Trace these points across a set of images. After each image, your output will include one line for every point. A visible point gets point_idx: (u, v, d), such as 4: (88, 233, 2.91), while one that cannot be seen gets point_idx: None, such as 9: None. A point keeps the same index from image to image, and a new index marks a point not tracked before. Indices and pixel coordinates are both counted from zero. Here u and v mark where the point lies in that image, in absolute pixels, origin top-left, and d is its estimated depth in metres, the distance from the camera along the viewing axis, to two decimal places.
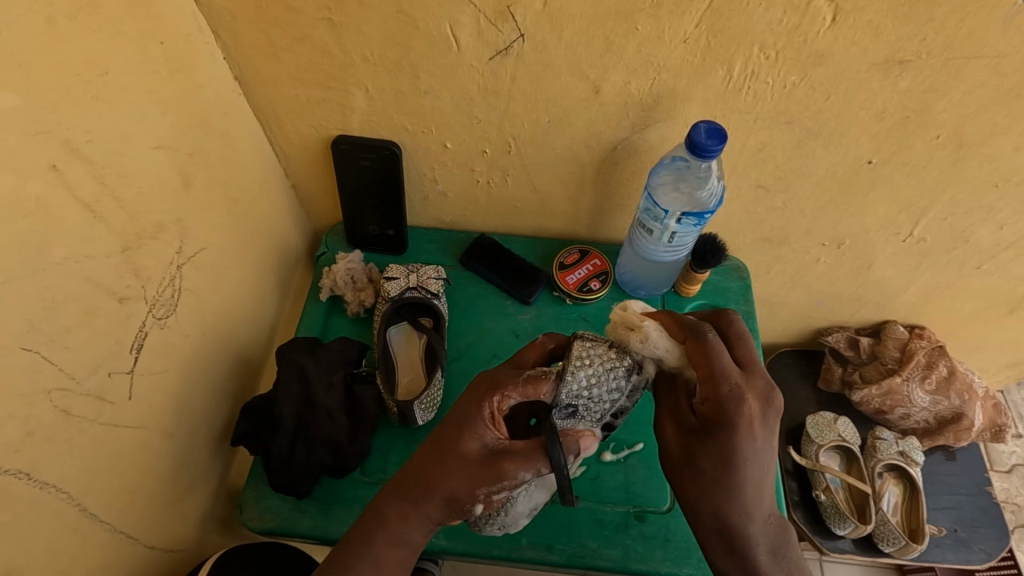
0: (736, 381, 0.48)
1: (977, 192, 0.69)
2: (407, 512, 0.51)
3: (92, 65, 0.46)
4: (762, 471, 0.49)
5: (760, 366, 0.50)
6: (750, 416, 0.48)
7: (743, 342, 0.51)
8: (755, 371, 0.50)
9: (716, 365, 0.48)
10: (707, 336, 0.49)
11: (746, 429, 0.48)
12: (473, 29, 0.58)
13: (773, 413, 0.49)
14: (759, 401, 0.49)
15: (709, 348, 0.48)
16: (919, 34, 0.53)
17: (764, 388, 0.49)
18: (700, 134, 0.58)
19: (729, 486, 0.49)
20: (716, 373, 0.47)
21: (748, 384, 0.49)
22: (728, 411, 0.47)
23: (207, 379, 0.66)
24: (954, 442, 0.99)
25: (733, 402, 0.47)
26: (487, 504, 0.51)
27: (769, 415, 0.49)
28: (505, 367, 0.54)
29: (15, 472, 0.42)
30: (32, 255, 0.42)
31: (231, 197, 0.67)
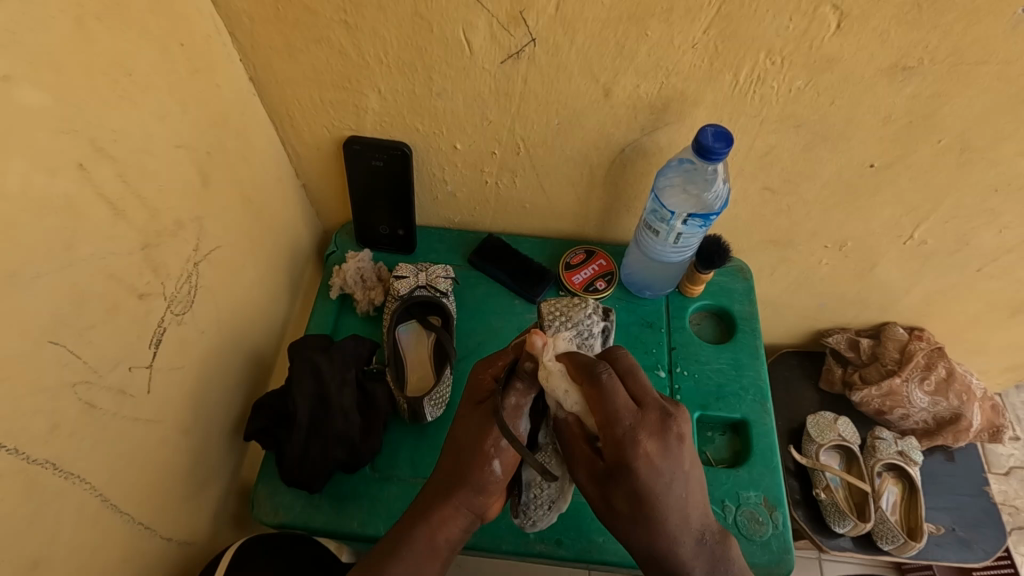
0: (628, 421, 0.47)
1: (979, 196, 0.70)
2: (444, 511, 0.53)
3: (117, 66, 0.47)
4: (680, 501, 0.49)
5: (654, 398, 0.49)
6: (649, 453, 0.47)
7: (635, 377, 0.51)
8: (649, 403, 0.49)
9: (614, 405, 0.47)
10: (600, 376, 0.48)
11: (648, 467, 0.47)
12: (487, 33, 0.59)
13: (676, 439, 0.48)
14: (653, 437, 0.47)
15: (601, 389, 0.48)
16: (924, 41, 0.55)
17: (659, 419, 0.48)
18: (710, 136, 0.60)
19: (651, 524, 0.48)
20: (609, 414, 0.47)
21: (640, 422, 0.47)
22: (629, 453, 0.47)
23: (221, 375, 0.67)
24: (953, 442, 1.00)
25: (630, 443, 0.47)
26: (502, 461, 0.54)
27: (671, 444, 0.48)
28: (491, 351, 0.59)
29: (42, 462, 0.44)
30: (60, 250, 0.43)
31: (246, 195, 0.68)
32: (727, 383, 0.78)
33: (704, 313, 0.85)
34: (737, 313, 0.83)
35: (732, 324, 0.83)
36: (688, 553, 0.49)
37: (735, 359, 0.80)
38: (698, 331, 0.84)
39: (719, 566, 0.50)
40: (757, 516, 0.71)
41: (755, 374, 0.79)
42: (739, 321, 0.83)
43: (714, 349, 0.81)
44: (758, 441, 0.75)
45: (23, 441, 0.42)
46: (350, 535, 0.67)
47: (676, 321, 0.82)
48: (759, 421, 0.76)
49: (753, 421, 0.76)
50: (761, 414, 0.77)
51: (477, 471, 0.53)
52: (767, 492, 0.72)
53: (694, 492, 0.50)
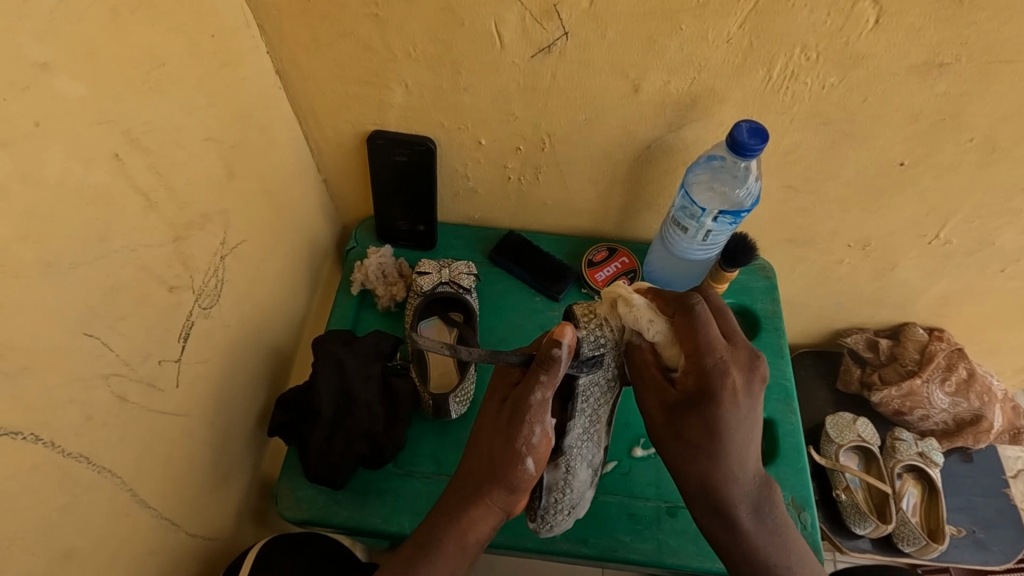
0: (719, 347, 0.53)
1: (1006, 196, 0.70)
2: (479, 510, 0.53)
3: (151, 56, 0.47)
4: (746, 441, 0.54)
5: (739, 334, 0.56)
6: (734, 386, 0.53)
7: (722, 315, 0.56)
8: (737, 339, 0.55)
9: (705, 336, 0.53)
10: (695, 306, 0.53)
11: (731, 405, 0.53)
12: (518, 27, 0.58)
13: (758, 377, 0.55)
14: (741, 370, 0.54)
15: (700, 319, 0.53)
16: (960, 37, 0.54)
17: (749, 358, 0.55)
18: (741, 133, 0.59)
19: (712, 452, 0.54)
20: (701, 345, 0.53)
21: (733, 357, 0.54)
22: (717, 385, 0.53)
23: (244, 370, 0.66)
24: (973, 443, 1.00)
25: (718, 371, 0.53)
26: (535, 457, 0.53)
27: (755, 383, 0.55)
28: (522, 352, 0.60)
29: (75, 455, 0.43)
30: (95, 241, 0.43)
31: (270, 190, 0.68)
32: None
33: (726, 312, 0.85)
34: (759, 311, 0.82)
35: (754, 323, 0.83)
36: (743, 487, 0.55)
37: None
38: None
39: (764, 503, 0.56)
40: (784, 516, 0.70)
41: (779, 373, 0.79)
42: (762, 320, 0.82)
43: None
44: (784, 440, 0.74)
45: (57, 434, 0.41)
46: (373, 531, 0.67)
47: None
48: (783, 420, 0.76)
49: (778, 420, 0.76)
50: (785, 414, 0.76)
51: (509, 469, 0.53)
52: (793, 492, 0.71)
53: (756, 430, 0.55)
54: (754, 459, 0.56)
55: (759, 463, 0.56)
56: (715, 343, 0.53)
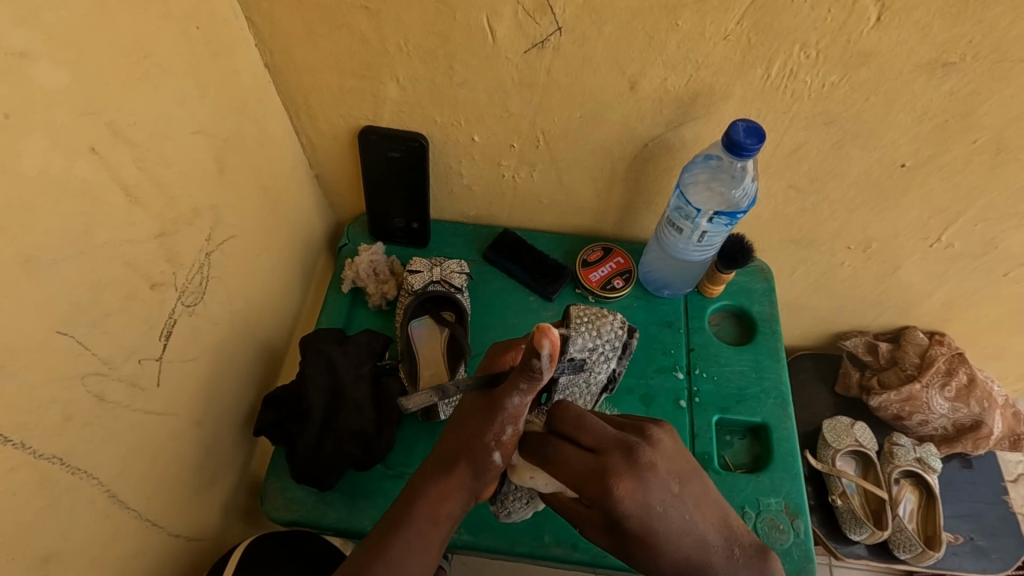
0: (594, 471, 0.47)
1: (1012, 199, 0.68)
2: (445, 487, 0.51)
3: (136, 47, 0.45)
4: (695, 538, 0.47)
5: (615, 440, 0.49)
6: (629, 495, 0.46)
7: (586, 425, 0.50)
8: (609, 447, 0.49)
9: (575, 466, 0.49)
10: (568, 419, 0.51)
11: (638, 507, 0.46)
12: (513, 21, 0.57)
13: (646, 468, 0.47)
14: (627, 478, 0.47)
15: (559, 463, 0.49)
16: (968, 36, 0.53)
17: (624, 459, 0.47)
18: (741, 132, 0.58)
19: (665, 567, 0.47)
20: (575, 481, 0.48)
21: (609, 467, 0.47)
22: (606, 500, 0.46)
23: (232, 369, 0.65)
24: (973, 450, 0.98)
25: (603, 489, 0.47)
26: (502, 450, 0.51)
27: (644, 476, 0.47)
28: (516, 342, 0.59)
29: (53, 457, 0.42)
30: (74, 237, 0.42)
31: (260, 185, 0.67)
32: (747, 386, 0.76)
33: (723, 313, 0.84)
34: (757, 314, 0.81)
35: (752, 325, 0.81)
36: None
37: (756, 361, 0.78)
38: (716, 332, 0.82)
39: None
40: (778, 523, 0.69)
41: (775, 377, 0.77)
42: (759, 322, 0.81)
43: (734, 351, 0.79)
44: (780, 446, 0.73)
45: (34, 435, 0.40)
46: (362, 534, 0.66)
47: (695, 322, 0.80)
48: (779, 425, 0.74)
49: (774, 425, 0.75)
50: (781, 418, 0.75)
51: (472, 459, 0.51)
52: (787, 499, 0.70)
53: (699, 513, 0.48)
54: (714, 525, 0.49)
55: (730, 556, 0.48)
56: (605, 435, 0.49)
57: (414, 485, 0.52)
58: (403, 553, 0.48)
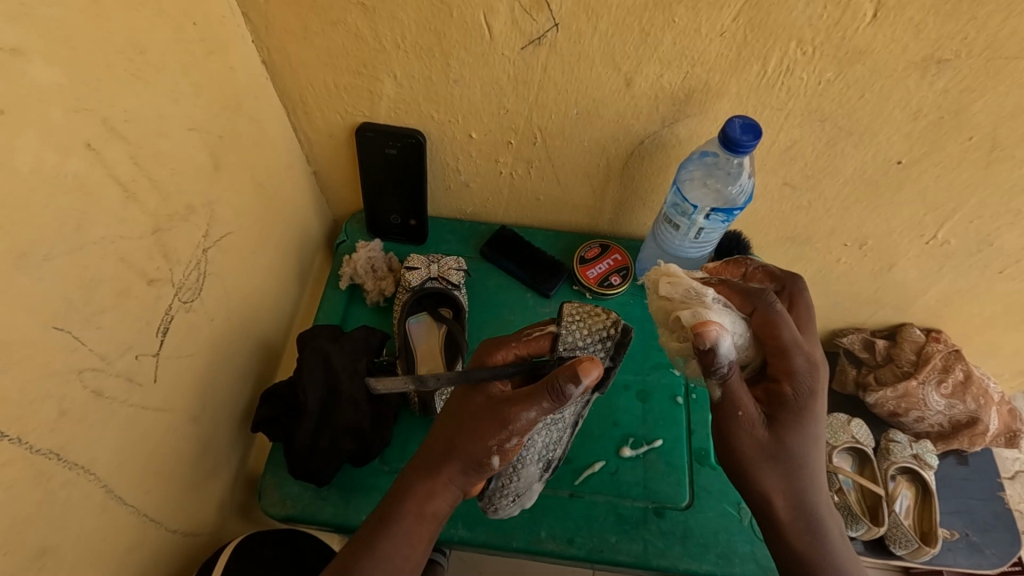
0: (793, 347, 0.53)
1: (1006, 197, 0.69)
2: (434, 486, 0.52)
3: (130, 43, 0.46)
4: (822, 467, 0.54)
5: (810, 343, 0.55)
6: (816, 380, 0.53)
7: (786, 321, 0.54)
8: (805, 346, 0.54)
9: (786, 334, 0.53)
10: (774, 306, 0.55)
11: (817, 396, 0.53)
12: (509, 18, 0.57)
13: (828, 384, 0.54)
14: (818, 369, 0.53)
15: (779, 318, 0.54)
16: (961, 33, 0.53)
17: (817, 359, 0.54)
18: (735, 129, 0.58)
19: (805, 457, 0.52)
20: (789, 342, 0.53)
21: (812, 352, 0.54)
22: (801, 376, 0.52)
23: (229, 365, 0.66)
24: (969, 446, 0.99)
25: (807, 370, 0.52)
26: (503, 455, 0.52)
27: (825, 393, 0.54)
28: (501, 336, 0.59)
29: (49, 452, 0.42)
30: (69, 233, 0.42)
31: (257, 181, 0.67)
32: None
33: None
34: None
35: None
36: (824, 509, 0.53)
37: None
38: None
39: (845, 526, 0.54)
40: None
41: None
42: None
43: None
44: None
45: (30, 430, 0.40)
46: (359, 529, 0.66)
47: None
48: None
49: None
50: None
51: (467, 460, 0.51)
52: None
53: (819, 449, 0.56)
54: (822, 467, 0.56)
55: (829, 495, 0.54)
56: (803, 337, 0.55)
57: (401, 485, 0.53)
58: (390, 551, 0.49)
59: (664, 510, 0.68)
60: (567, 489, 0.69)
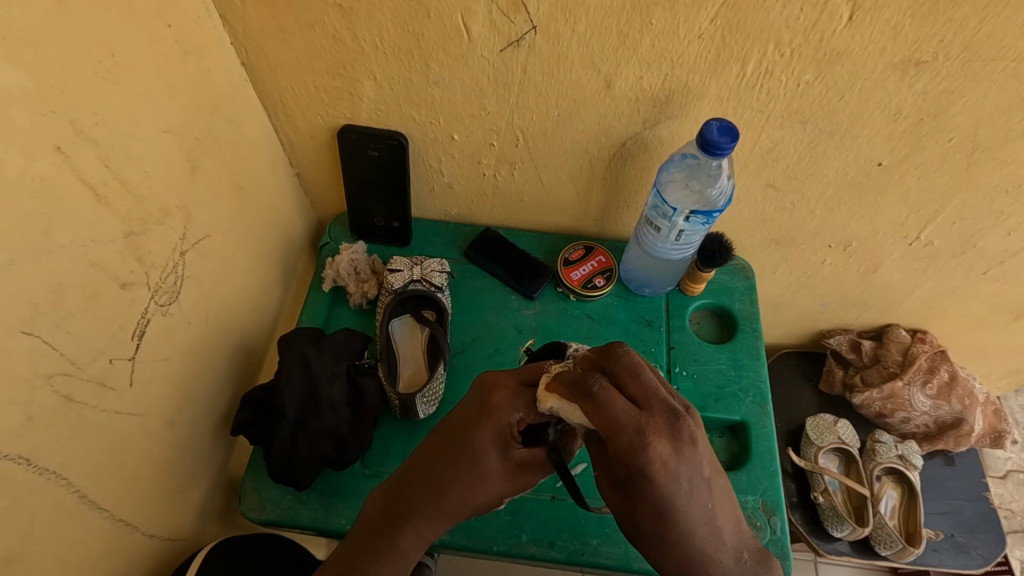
0: (633, 426, 0.41)
1: (988, 198, 0.69)
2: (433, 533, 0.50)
3: (100, 45, 0.45)
4: (716, 542, 0.42)
5: (662, 397, 0.42)
6: (662, 456, 0.40)
7: (638, 375, 0.43)
8: (656, 405, 0.42)
9: (614, 415, 0.41)
10: (592, 386, 0.43)
11: (667, 475, 0.40)
12: (486, 20, 0.57)
13: (688, 441, 0.41)
14: (665, 439, 0.41)
15: (598, 399, 0.42)
16: (938, 35, 0.53)
17: (668, 421, 0.41)
18: (713, 131, 0.58)
19: (683, 545, 0.41)
20: (612, 423, 0.41)
21: (646, 424, 0.41)
22: (639, 460, 0.40)
23: (208, 368, 0.65)
24: (955, 446, 0.99)
25: (638, 450, 0.40)
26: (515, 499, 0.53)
27: (683, 448, 0.41)
28: (507, 375, 0.54)
29: (16, 458, 0.42)
30: (37, 237, 0.42)
31: (236, 183, 0.66)
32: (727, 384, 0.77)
33: (704, 312, 0.84)
34: (737, 312, 0.81)
35: (732, 324, 0.82)
36: None
37: (735, 360, 0.79)
38: (698, 330, 0.82)
39: None
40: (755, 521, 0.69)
41: (755, 375, 0.78)
42: (739, 321, 0.81)
43: (714, 349, 0.79)
44: (757, 443, 0.74)
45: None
46: (339, 533, 0.66)
47: (676, 320, 0.80)
48: (757, 423, 0.75)
49: (752, 423, 0.75)
50: (760, 417, 0.75)
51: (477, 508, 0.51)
52: (764, 497, 0.71)
53: (726, 511, 0.43)
54: (733, 533, 0.43)
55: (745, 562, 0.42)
56: (655, 391, 0.42)
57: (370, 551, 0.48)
58: None
59: None
60: (549, 492, 0.68)
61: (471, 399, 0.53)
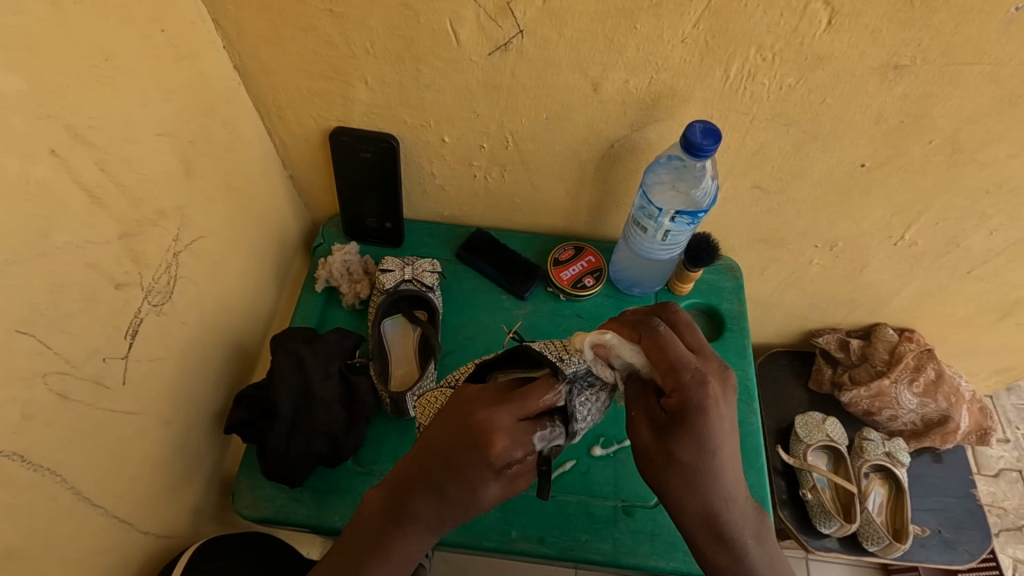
0: (693, 365, 0.48)
1: (971, 198, 0.70)
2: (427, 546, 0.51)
3: (95, 51, 0.46)
4: (735, 479, 0.48)
5: (711, 351, 0.51)
6: (717, 397, 0.47)
7: (691, 329, 0.53)
8: (708, 355, 0.51)
9: (673, 352, 0.49)
10: (659, 328, 0.50)
11: (716, 415, 0.47)
12: (475, 24, 0.58)
13: (732, 389, 0.50)
14: (717, 382, 0.48)
15: (659, 337, 0.50)
16: (916, 39, 0.54)
17: (719, 368, 0.50)
18: (698, 134, 0.59)
19: (707, 473, 0.47)
20: (675, 361, 0.48)
21: (704, 368, 0.49)
22: (694, 393, 0.47)
23: (203, 368, 0.66)
24: (941, 444, 1.00)
25: (697, 386, 0.47)
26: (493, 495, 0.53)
27: (728, 393, 0.49)
28: (503, 413, 0.48)
29: (14, 455, 0.43)
30: (33, 239, 0.43)
31: (230, 186, 0.67)
32: None
33: (693, 311, 0.85)
34: (726, 311, 0.83)
35: (720, 323, 0.83)
36: (740, 516, 0.48)
37: (723, 358, 0.80)
38: None
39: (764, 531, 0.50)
40: None
41: (742, 373, 0.79)
42: (728, 320, 0.82)
43: None
44: (744, 440, 0.75)
45: None
46: (331, 530, 0.67)
47: None
48: (745, 420, 0.76)
49: (739, 420, 0.76)
50: (747, 414, 0.76)
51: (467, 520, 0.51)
52: (752, 493, 0.72)
53: (742, 469, 0.49)
54: (744, 484, 0.49)
55: (746, 507, 0.49)
56: (705, 345, 0.52)
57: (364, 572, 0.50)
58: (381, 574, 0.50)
59: (633, 508, 0.69)
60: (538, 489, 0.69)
61: (464, 433, 0.47)
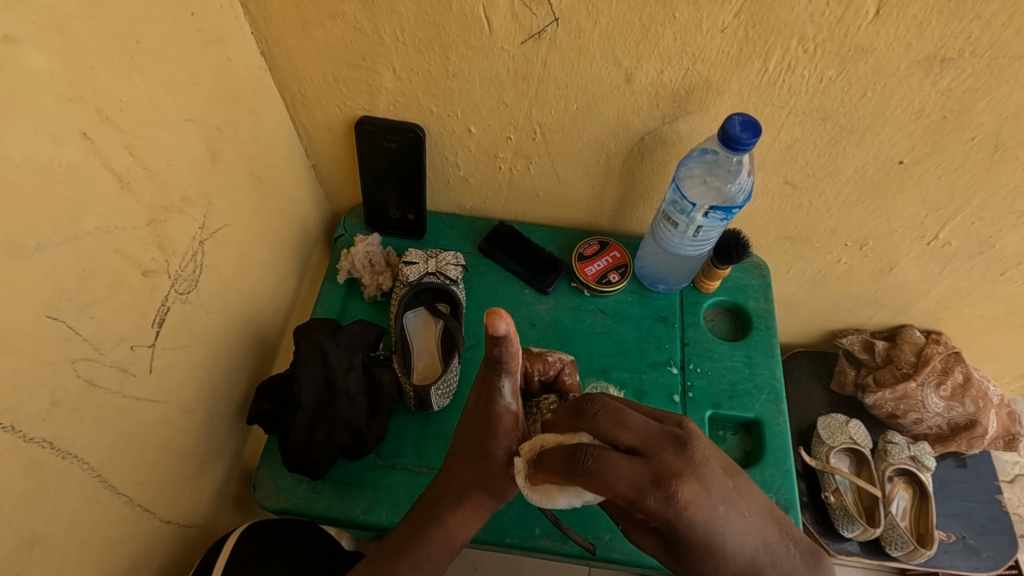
0: (649, 481, 0.42)
1: (1008, 198, 0.68)
2: (463, 511, 0.53)
3: (126, 33, 0.45)
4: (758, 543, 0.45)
5: (656, 436, 0.44)
6: (693, 500, 0.42)
7: (623, 419, 0.45)
8: (656, 446, 0.43)
9: (618, 486, 0.42)
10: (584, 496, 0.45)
11: (703, 513, 0.42)
12: (509, 12, 0.57)
13: (704, 464, 0.43)
14: (690, 480, 0.42)
15: (601, 477, 0.42)
16: (965, 31, 0.52)
17: (676, 452, 0.43)
18: (735, 126, 0.58)
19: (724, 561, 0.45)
20: (629, 497, 0.42)
21: (663, 472, 0.42)
22: (671, 514, 0.42)
23: (225, 357, 0.66)
24: (967, 449, 0.98)
25: (664, 506, 0.42)
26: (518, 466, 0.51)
27: (710, 482, 0.43)
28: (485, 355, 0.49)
29: (41, 441, 0.42)
30: (62, 222, 0.42)
31: (255, 174, 0.67)
32: (740, 381, 0.77)
33: (719, 309, 0.84)
34: (752, 310, 0.81)
35: (746, 321, 0.82)
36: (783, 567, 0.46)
37: (749, 357, 0.78)
38: (712, 327, 0.83)
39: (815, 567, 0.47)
40: None
41: (769, 373, 0.77)
42: (754, 318, 0.81)
43: (729, 346, 0.79)
44: (771, 441, 0.73)
45: (22, 419, 0.41)
46: (352, 523, 0.67)
47: (690, 316, 0.80)
48: (772, 421, 0.74)
49: (766, 420, 0.75)
50: (774, 414, 0.75)
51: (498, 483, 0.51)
52: (778, 495, 0.70)
53: (752, 510, 0.45)
54: (769, 521, 0.47)
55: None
56: (646, 433, 0.44)
57: (423, 516, 0.55)
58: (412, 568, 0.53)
59: None
60: None
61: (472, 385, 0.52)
